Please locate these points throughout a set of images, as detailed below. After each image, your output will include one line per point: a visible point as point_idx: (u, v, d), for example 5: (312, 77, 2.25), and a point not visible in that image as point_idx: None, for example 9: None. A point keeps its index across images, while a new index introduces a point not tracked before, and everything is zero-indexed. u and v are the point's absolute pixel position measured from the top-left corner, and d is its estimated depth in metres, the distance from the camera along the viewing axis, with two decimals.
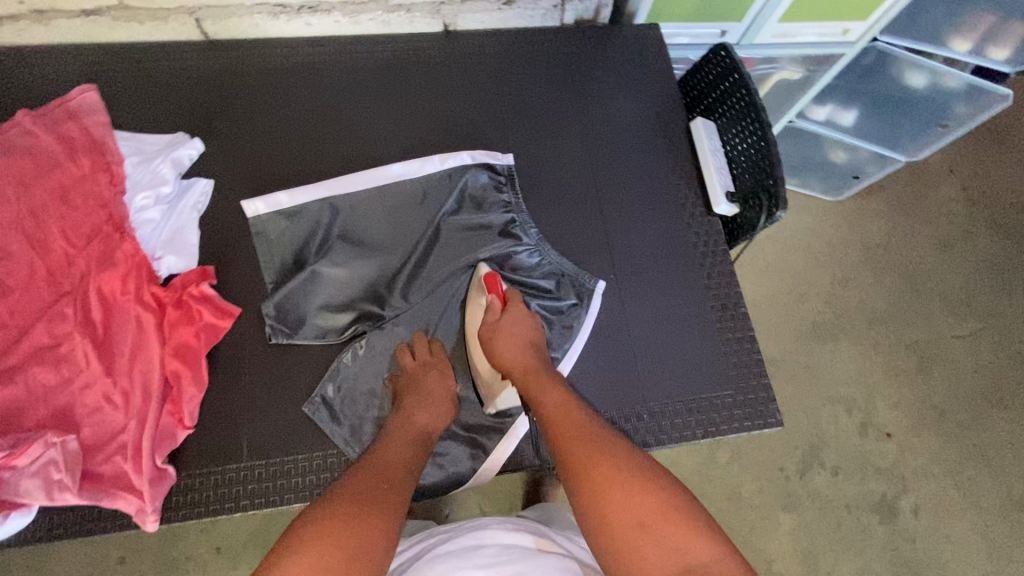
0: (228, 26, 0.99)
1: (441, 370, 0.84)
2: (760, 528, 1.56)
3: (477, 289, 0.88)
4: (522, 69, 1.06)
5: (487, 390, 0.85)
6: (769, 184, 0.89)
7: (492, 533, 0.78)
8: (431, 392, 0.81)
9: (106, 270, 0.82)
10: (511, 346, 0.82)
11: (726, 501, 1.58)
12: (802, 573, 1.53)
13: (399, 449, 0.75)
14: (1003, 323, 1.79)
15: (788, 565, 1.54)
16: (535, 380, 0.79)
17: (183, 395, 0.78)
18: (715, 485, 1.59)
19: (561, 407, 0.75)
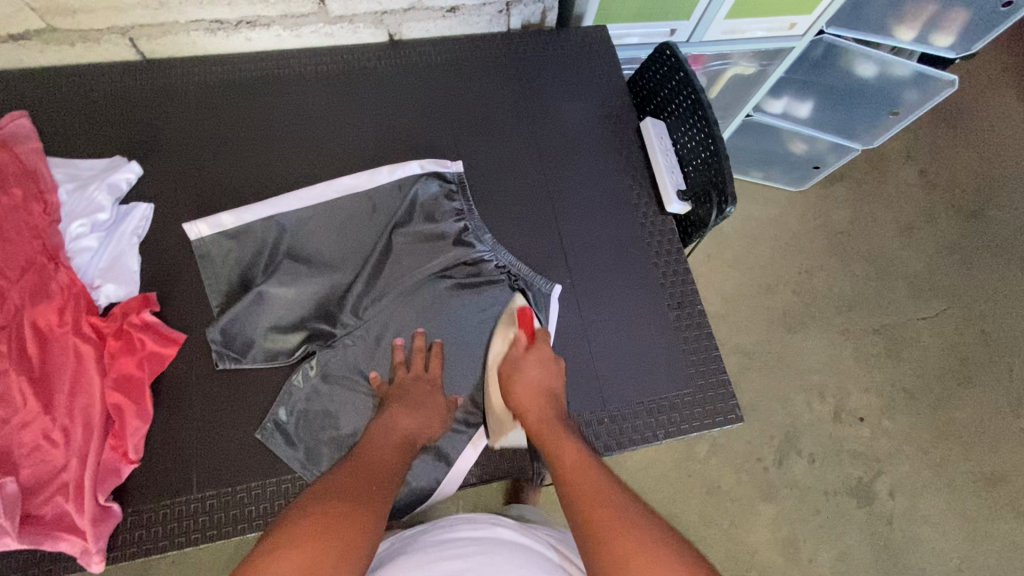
0: (165, 44, 0.97)
1: (431, 381, 0.83)
2: (741, 520, 1.57)
3: (506, 322, 0.88)
4: (470, 76, 1.05)
5: (497, 424, 0.84)
6: (718, 181, 0.90)
7: (467, 529, 0.76)
8: (419, 402, 0.80)
9: (41, 302, 0.79)
10: (530, 385, 0.81)
11: (705, 495, 1.59)
12: (784, 562, 1.54)
13: (385, 454, 0.73)
14: (967, 303, 1.83)
15: (769, 555, 1.55)
16: (549, 436, 0.75)
17: (127, 428, 0.75)
18: (694, 480, 1.60)
19: (578, 461, 0.71)
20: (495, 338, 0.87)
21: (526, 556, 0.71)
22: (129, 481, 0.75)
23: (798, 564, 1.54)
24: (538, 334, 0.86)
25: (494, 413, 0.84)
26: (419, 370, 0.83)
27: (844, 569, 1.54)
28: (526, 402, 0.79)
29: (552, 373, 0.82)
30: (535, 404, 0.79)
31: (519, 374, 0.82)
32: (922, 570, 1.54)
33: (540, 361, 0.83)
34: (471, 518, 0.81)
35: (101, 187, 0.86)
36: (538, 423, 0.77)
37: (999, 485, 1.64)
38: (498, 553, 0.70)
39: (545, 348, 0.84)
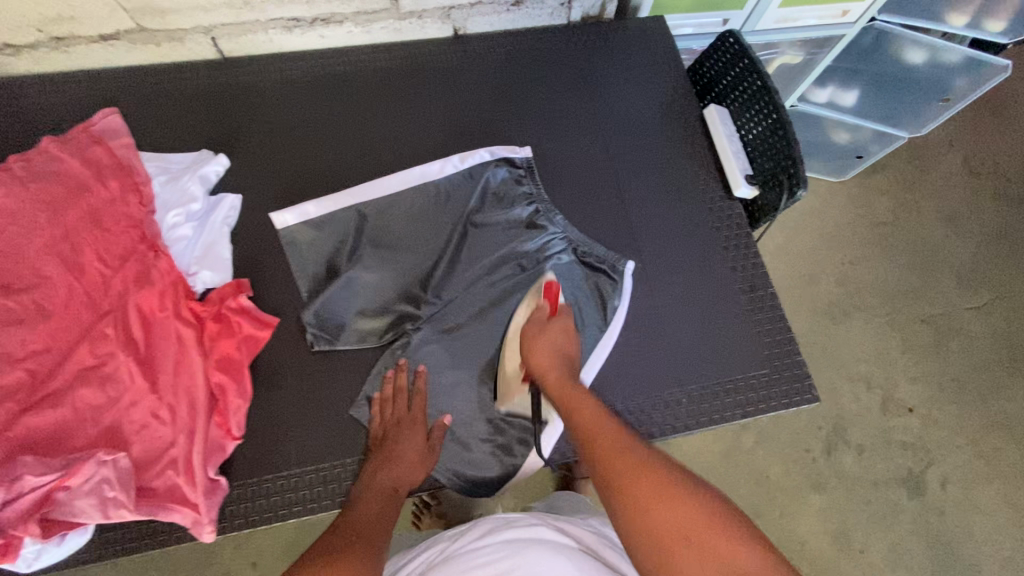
0: (243, 43, 1.01)
1: (413, 424, 0.80)
2: (791, 511, 1.56)
3: (533, 294, 0.89)
4: (535, 67, 1.08)
5: (504, 388, 0.85)
6: (787, 164, 0.91)
7: (500, 530, 0.75)
8: (403, 448, 0.78)
9: (144, 289, 0.83)
10: (550, 346, 0.80)
11: (754, 485, 1.58)
12: (835, 552, 1.53)
13: (372, 509, 0.72)
14: (1014, 292, 1.80)
15: (820, 545, 1.53)
16: (569, 395, 0.74)
17: (229, 407, 0.78)
18: (742, 470, 1.59)
19: (597, 419, 0.69)
20: (519, 308, 0.88)
21: (559, 553, 0.69)
22: (232, 457, 0.79)
23: (850, 554, 1.52)
24: (561, 308, 0.86)
25: (503, 373, 0.85)
26: (402, 411, 0.81)
27: (896, 560, 1.53)
28: (545, 362, 0.79)
29: (569, 336, 0.83)
30: (554, 366, 0.78)
31: (541, 335, 0.82)
32: (975, 562, 1.53)
33: (561, 329, 0.83)
34: (507, 519, 0.81)
35: (193, 179, 0.90)
36: (558, 381, 0.76)
37: None
38: (529, 553, 0.69)
39: (567, 320, 0.84)
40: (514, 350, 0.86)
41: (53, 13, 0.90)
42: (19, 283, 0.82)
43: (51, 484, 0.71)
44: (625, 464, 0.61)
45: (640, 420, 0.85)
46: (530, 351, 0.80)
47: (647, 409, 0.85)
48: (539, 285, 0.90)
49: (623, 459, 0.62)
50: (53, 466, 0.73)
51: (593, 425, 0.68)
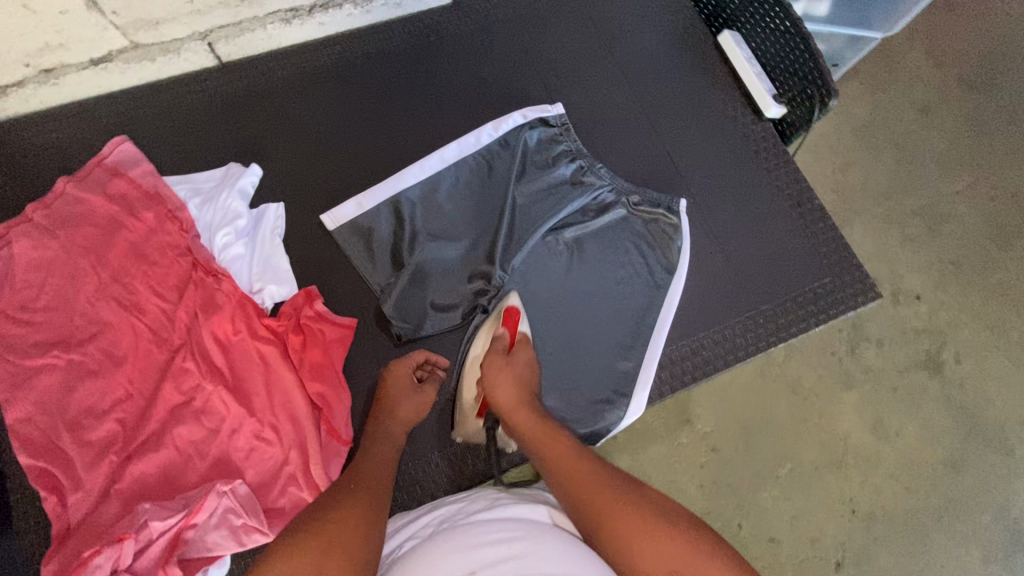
0: (242, 43, 0.96)
1: (404, 364, 0.78)
2: (825, 414, 1.36)
3: (494, 322, 0.83)
4: (543, 22, 1.05)
5: (462, 415, 0.81)
6: (814, 76, 0.93)
7: (512, 506, 0.62)
8: (399, 393, 0.75)
9: (213, 315, 0.80)
10: (512, 381, 0.73)
11: (790, 396, 1.37)
12: (875, 444, 1.35)
13: (374, 453, 0.66)
14: (996, 161, 1.62)
15: (862, 438, 1.35)
16: (542, 438, 0.67)
17: (333, 413, 0.78)
18: (775, 385, 1.37)
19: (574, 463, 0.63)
20: (478, 336, 0.82)
21: (583, 549, 0.56)
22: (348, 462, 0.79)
23: (890, 443, 1.35)
24: (521, 337, 0.80)
25: (460, 409, 0.80)
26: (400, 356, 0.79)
27: (931, 437, 1.36)
28: (511, 406, 0.71)
29: (531, 369, 0.75)
30: (519, 407, 0.70)
31: (503, 370, 0.74)
32: (1003, 426, 1.38)
33: (524, 360, 0.76)
34: (515, 492, 0.68)
35: (232, 194, 0.86)
36: (531, 423, 0.69)
37: None
38: (544, 540, 0.55)
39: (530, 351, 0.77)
40: (471, 381, 0.81)
41: (38, 42, 0.83)
42: (79, 334, 0.78)
43: (178, 525, 0.69)
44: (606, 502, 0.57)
45: (725, 348, 0.88)
46: (490, 385, 0.73)
47: (729, 336, 0.88)
48: (500, 309, 0.84)
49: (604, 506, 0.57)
50: (175, 507, 0.71)
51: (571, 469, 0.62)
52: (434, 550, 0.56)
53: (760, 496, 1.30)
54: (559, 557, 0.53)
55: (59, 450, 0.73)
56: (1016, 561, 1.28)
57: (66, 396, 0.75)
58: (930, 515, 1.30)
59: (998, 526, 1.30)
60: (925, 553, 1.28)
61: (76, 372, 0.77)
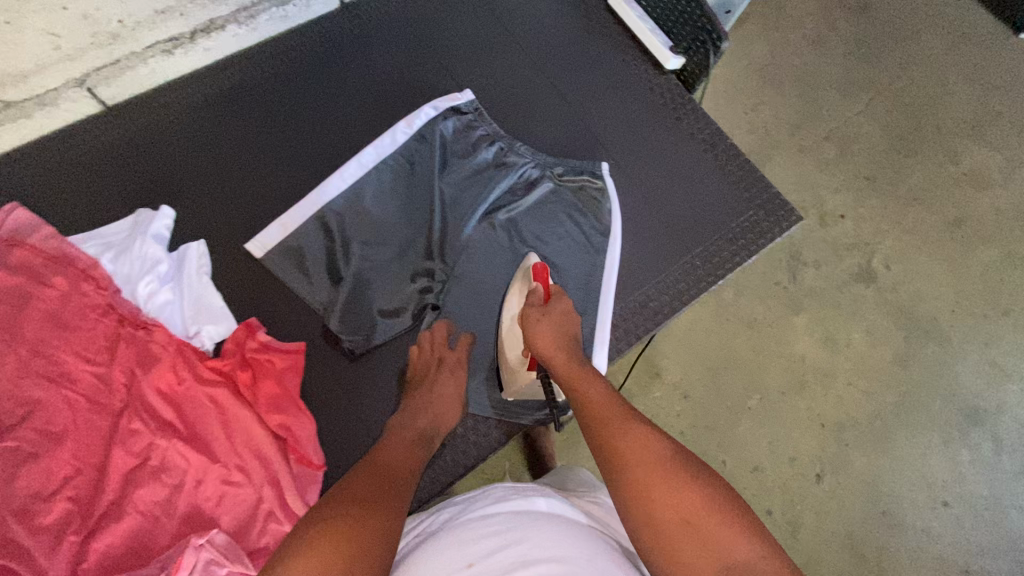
0: (125, 82, 0.91)
1: (454, 366, 0.79)
2: (779, 340, 1.43)
3: (523, 279, 0.85)
4: (437, 13, 1.04)
5: (509, 375, 0.82)
6: (704, 22, 0.96)
7: (512, 500, 0.64)
8: (435, 380, 0.77)
9: (152, 369, 0.77)
10: (556, 330, 0.76)
11: (745, 330, 1.44)
12: (829, 358, 1.43)
13: (400, 447, 0.66)
14: (887, 78, 1.72)
15: (817, 356, 1.43)
16: (576, 378, 0.70)
17: (300, 440, 0.76)
18: (730, 324, 1.44)
19: (605, 401, 0.65)
20: (511, 295, 0.85)
21: (581, 540, 0.57)
22: (326, 486, 0.77)
23: (843, 354, 1.43)
24: (554, 290, 0.81)
25: (506, 364, 0.82)
26: (436, 346, 0.80)
27: (877, 342, 1.45)
28: (547, 342, 0.75)
29: (570, 320, 0.78)
30: (564, 350, 0.74)
31: (541, 320, 0.77)
32: (937, 318, 1.48)
33: (559, 312, 0.79)
34: (516, 487, 0.69)
35: (147, 241, 0.82)
36: (563, 362, 0.72)
37: (969, 224, 1.58)
38: (543, 530, 0.57)
39: (565, 301, 0.80)
40: (513, 341, 0.83)
41: None
42: (10, 418, 0.73)
43: None
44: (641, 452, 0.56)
45: (671, 295, 0.91)
46: (533, 336, 0.76)
47: (671, 283, 0.91)
48: (526, 267, 0.86)
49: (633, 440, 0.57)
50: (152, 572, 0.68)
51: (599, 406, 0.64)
52: (436, 548, 0.57)
53: (736, 430, 1.36)
54: (558, 545, 0.55)
55: (11, 542, 0.67)
56: (971, 438, 1.38)
57: (8, 486, 0.70)
58: (889, 414, 1.39)
59: (949, 410, 1.40)
60: (891, 449, 1.37)
61: (15, 459, 0.71)
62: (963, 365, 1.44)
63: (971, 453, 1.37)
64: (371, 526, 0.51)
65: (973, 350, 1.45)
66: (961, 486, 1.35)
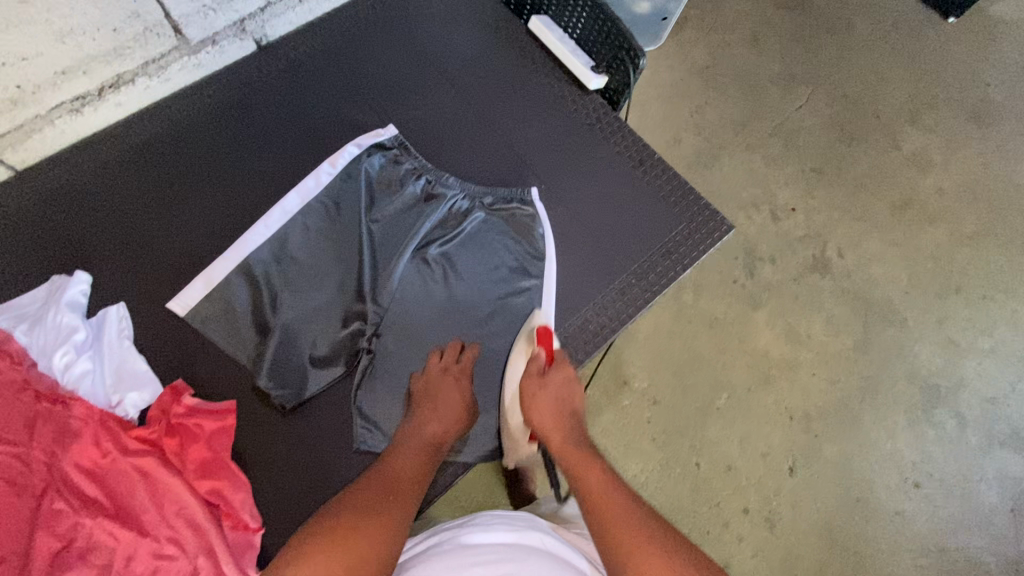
0: (33, 145, 0.87)
1: (461, 379, 0.81)
2: (741, 339, 1.43)
3: (527, 341, 0.86)
4: (357, 48, 1.03)
5: (511, 444, 0.84)
6: (621, 41, 0.96)
7: (505, 530, 0.67)
8: (439, 395, 0.78)
9: (73, 445, 0.73)
10: (555, 401, 0.80)
11: (707, 332, 1.43)
12: (792, 351, 1.43)
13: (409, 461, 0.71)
14: (825, 71, 1.74)
15: (779, 351, 1.43)
16: (576, 460, 0.74)
17: (234, 503, 0.74)
18: (692, 327, 1.43)
19: (603, 486, 0.68)
20: (517, 355, 0.86)
21: None
22: (264, 548, 0.75)
23: (805, 346, 1.44)
24: (558, 358, 0.84)
25: (511, 438, 0.84)
26: (448, 363, 0.81)
27: (837, 330, 1.46)
28: (550, 426, 0.78)
29: (569, 396, 0.81)
30: (561, 430, 0.78)
31: (542, 392, 0.80)
32: (892, 301, 1.49)
33: (558, 381, 0.82)
34: (509, 516, 0.73)
35: (61, 309, 0.79)
36: (565, 446, 0.76)
37: (915, 205, 1.60)
38: (537, 568, 0.60)
39: (566, 368, 0.83)
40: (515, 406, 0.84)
41: None
42: None
43: None
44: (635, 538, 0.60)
45: (609, 315, 0.90)
46: (534, 407, 0.79)
47: (609, 304, 0.91)
48: (531, 328, 0.87)
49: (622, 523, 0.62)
50: None
51: (595, 486, 0.68)
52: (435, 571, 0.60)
53: (707, 431, 1.35)
54: None
55: None
56: (934, 416, 1.39)
57: None
58: (854, 400, 1.40)
59: (911, 390, 1.41)
60: (859, 436, 1.37)
61: None
62: (920, 345, 1.45)
63: (936, 432, 1.38)
64: (372, 539, 0.56)
65: (929, 330, 1.47)
66: (928, 464, 1.35)
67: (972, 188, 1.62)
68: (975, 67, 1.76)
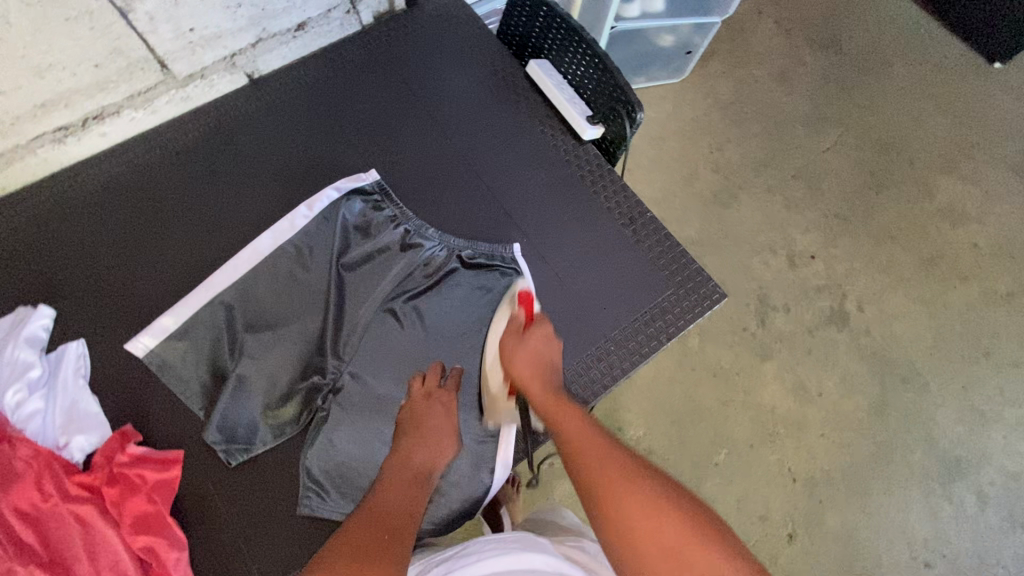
0: (15, 174, 0.88)
1: (445, 400, 0.77)
2: (746, 393, 1.34)
3: (508, 303, 0.85)
4: (349, 87, 1.01)
5: (491, 403, 0.82)
6: (618, 93, 0.90)
7: (495, 557, 0.63)
8: (427, 420, 0.74)
9: (13, 487, 0.71)
10: (533, 356, 0.77)
11: (709, 383, 1.35)
12: (799, 410, 1.34)
13: (400, 485, 0.66)
14: (857, 113, 1.65)
15: (785, 408, 1.34)
16: (553, 406, 0.70)
17: (167, 563, 0.71)
18: (694, 377, 1.35)
19: (583, 431, 0.65)
20: (499, 314, 0.85)
21: None
22: None
23: (814, 405, 1.34)
24: (536, 316, 0.83)
25: (489, 392, 0.82)
26: (432, 387, 0.78)
27: (851, 390, 1.36)
28: (527, 379, 0.74)
29: (550, 344, 0.78)
30: (537, 378, 0.74)
31: (520, 349, 0.78)
32: (914, 361, 1.39)
33: (538, 336, 0.79)
34: (506, 537, 0.68)
35: (20, 344, 0.78)
36: (543, 393, 0.73)
37: (945, 260, 1.49)
38: None
39: (546, 326, 0.80)
40: (496, 366, 0.83)
41: None
42: None
43: None
44: (612, 475, 0.57)
45: (582, 384, 0.85)
46: (512, 357, 0.77)
47: (583, 372, 0.86)
48: (512, 293, 0.86)
49: (601, 458, 0.60)
50: None
51: (577, 434, 0.65)
52: None
53: (701, 489, 1.26)
54: None
55: None
56: (953, 491, 1.28)
57: None
58: (864, 467, 1.29)
59: (928, 461, 1.30)
60: (868, 506, 1.26)
61: None
62: (942, 412, 1.34)
63: (954, 508, 1.27)
64: None
65: (952, 396, 1.36)
66: (943, 543, 1.24)
67: (1009, 246, 1.51)
68: (1020, 116, 1.65)
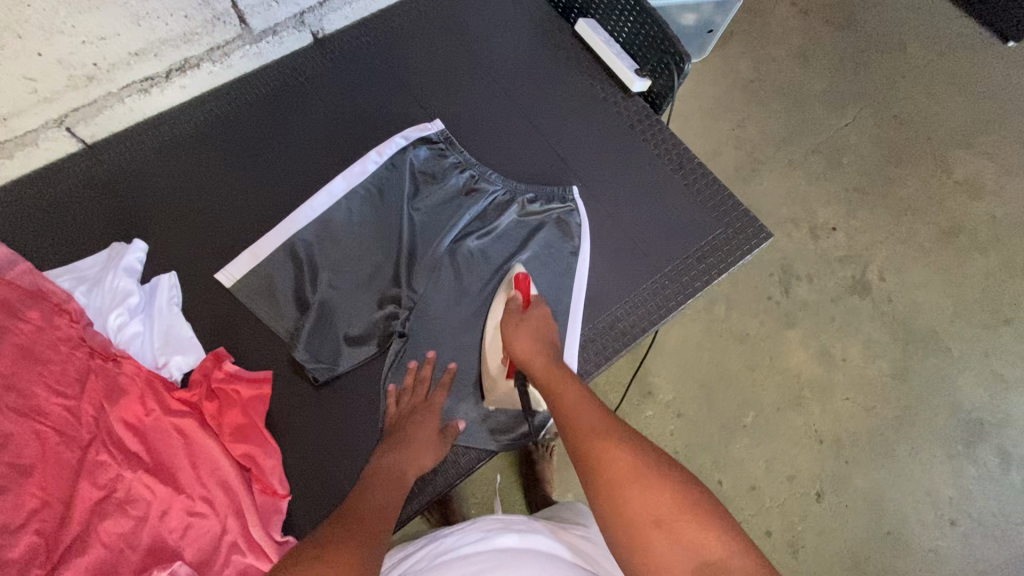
0: (103, 122, 0.93)
1: (429, 411, 0.80)
2: (774, 357, 1.38)
3: (506, 286, 0.88)
4: (408, 44, 1.07)
5: (491, 384, 0.84)
6: (666, 44, 0.96)
7: (497, 531, 0.67)
8: (411, 431, 0.78)
9: (119, 401, 0.76)
10: (528, 336, 0.80)
11: (738, 347, 1.38)
12: (825, 374, 1.38)
13: (379, 484, 0.69)
14: (874, 92, 1.69)
15: (812, 372, 1.38)
16: (552, 381, 0.74)
17: (264, 468, 0.76)
18: (723, 341, 1.39)
19: (581, 403, 0.68)
20: (497, 298, 0.87)
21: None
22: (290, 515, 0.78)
23: (839, 369, 1.38)
24: (535, 300, 0.85)
25: (489, 372, 0.84)
26: (417, 400, 0.81)
27: (874, 355, 1.40)
28: (526, 355, 0.78)
29: (547, 323, 0.82)
30: (538, 354, 0.77)
31: (519, 328, 0.81)
32: (935, 329, 1.43)
33: (537, 319, 0.82)
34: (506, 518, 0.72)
35: (118, 274, 0.83)
36: (546, 368, 0.75)
37: (963, 232, 1.54)
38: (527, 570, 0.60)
39: (543, 309, 0.84)
40: (495, 349, 0.85)
41: None
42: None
43: None
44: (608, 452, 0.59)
45: (640, 315, 0.90)
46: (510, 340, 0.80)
47: (640, 304, 0.91)
48: (509, 278, 0.88)
49: (597, 430, 0.62)
50: None
51: (574, 407, 0.68)
52: None
53: (731, 450, 1.30)
54: None
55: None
56: (975, 452, 1.32)
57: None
58: (889, 428, 1.33)
59: (951, 423, 1.34)
60: (893, 466, 1.30)
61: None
62: (963, 376, 1.39)
63: (977, 468, 1.31)
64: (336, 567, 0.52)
65: (973, 361, 1.40)
66: (967, 503, 1.28)
67: None
68: None
